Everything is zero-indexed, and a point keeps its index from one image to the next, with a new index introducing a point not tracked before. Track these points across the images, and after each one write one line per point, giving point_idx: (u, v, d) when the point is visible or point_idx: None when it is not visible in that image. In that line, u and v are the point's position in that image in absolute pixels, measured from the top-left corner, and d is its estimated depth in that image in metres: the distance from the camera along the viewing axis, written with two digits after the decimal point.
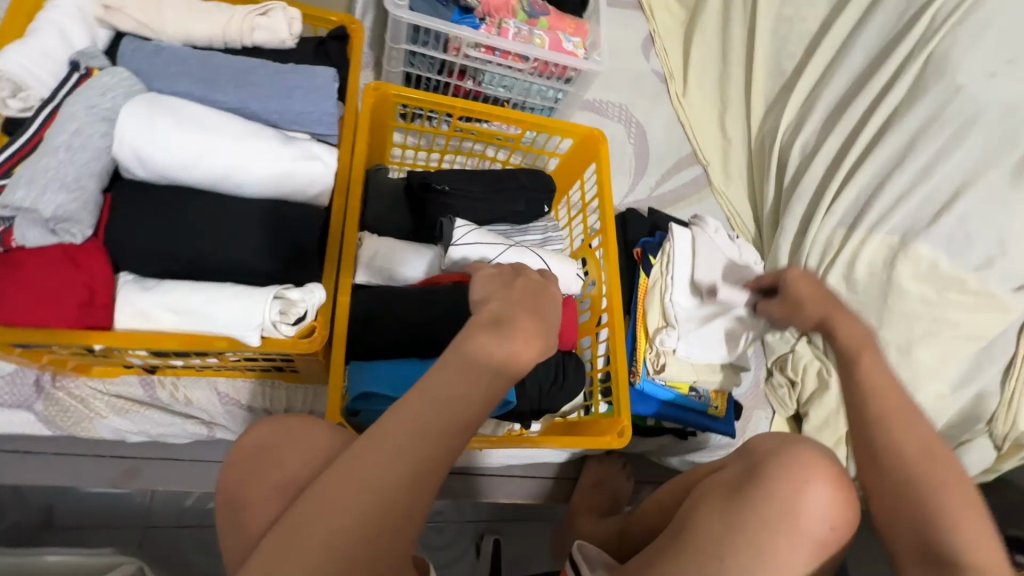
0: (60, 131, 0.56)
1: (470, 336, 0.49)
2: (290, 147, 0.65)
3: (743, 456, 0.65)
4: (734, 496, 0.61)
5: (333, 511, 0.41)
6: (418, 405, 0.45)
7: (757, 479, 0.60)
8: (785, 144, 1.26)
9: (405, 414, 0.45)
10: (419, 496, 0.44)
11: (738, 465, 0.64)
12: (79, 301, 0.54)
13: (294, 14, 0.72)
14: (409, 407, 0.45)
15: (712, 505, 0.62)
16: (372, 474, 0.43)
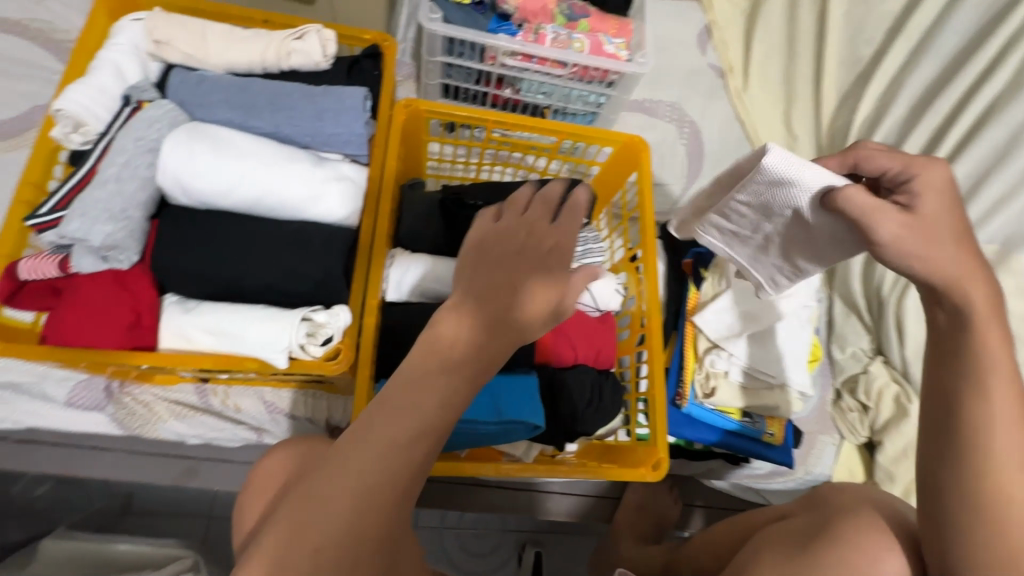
0: (111, 164, 0.60)
1: (439, 334, 0.45)
2: (322, 169, 0.67)
3: (812, 510, 0.66)
4: (799, 549, 0.61)
5: (282, 522, 0.41)
6: (375, 422, 0.43)
7: (826, 535, 0.61)
8: (860, 141, 1.14)
9: (362, 432, 0.43)
10: (378, 514, 0.42)
11: (805, 518, 0.64)
12: (126, 324, 0.59)
13: (328, 35, 0.73)
14: (367, 420, 0.43)
15: (776, 551, 0.62)
16: (326, 496, 0.41)
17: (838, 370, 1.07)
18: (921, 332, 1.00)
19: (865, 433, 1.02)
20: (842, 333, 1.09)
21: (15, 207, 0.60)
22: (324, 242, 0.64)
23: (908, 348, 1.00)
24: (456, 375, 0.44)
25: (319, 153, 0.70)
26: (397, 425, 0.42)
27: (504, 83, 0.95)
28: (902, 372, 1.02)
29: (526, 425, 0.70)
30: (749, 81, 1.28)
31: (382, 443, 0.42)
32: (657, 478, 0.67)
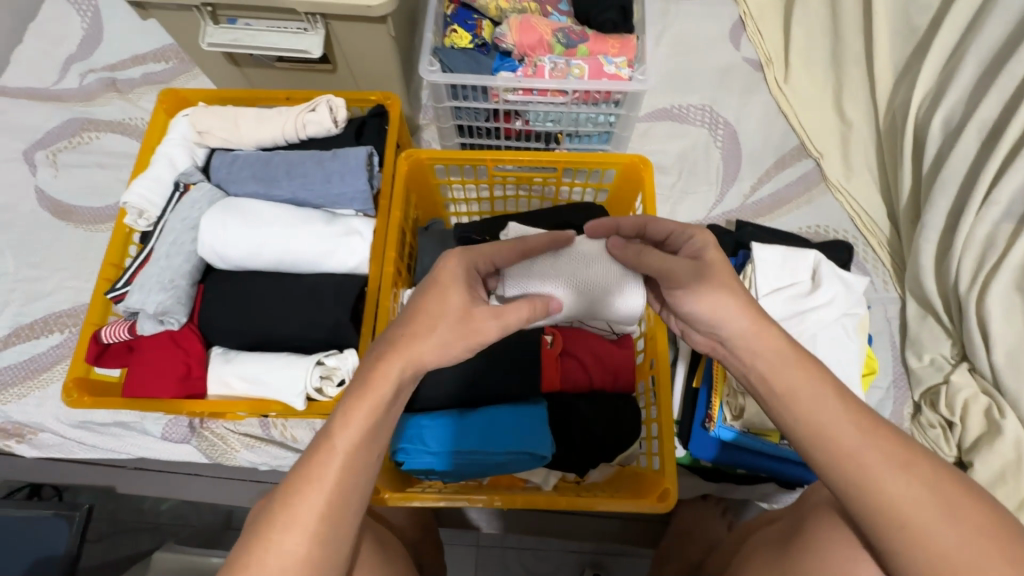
0: (163, 242, 0.73)
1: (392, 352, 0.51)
2: (333, 226, 0.75)
3: (795, 510, 0.68)
4: (780, 551, 0.64)
5: (281, 523, 0.47)
6: (335, 436, 0.49)
7: (802, 539, 0.63)
8: (921, 121, 1.02)
9: (323, 446, 0.50)
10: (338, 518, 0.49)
11: (787, 521, 0.67)
12: (179, 375, 0.70)
13: (337, 103, 0.81)
14: (324, 434, 0.50)
15: (763, 561, 0.66)
16: (295, 503, 0.48)
17: (914, 381, 0.95)
18: (1011, 334, 0.86)
19: (953, 453, 0.89)
20: (917, 339, 0.96)
21: (99, 283, 0.74)
22: (334, 293, 0.72)
23: (997, 354, 0.86)
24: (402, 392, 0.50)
25: (333, 210, 0.78)
26: (364, 426, 0.49)
27: (513, 116, 0.98)
28: (993, 382, 0.88)
29: (533, 454, 0.72)
30: (791, 71, 1.17)
31: (351, 446, 0.49)
32: (666, 509, 0.66)
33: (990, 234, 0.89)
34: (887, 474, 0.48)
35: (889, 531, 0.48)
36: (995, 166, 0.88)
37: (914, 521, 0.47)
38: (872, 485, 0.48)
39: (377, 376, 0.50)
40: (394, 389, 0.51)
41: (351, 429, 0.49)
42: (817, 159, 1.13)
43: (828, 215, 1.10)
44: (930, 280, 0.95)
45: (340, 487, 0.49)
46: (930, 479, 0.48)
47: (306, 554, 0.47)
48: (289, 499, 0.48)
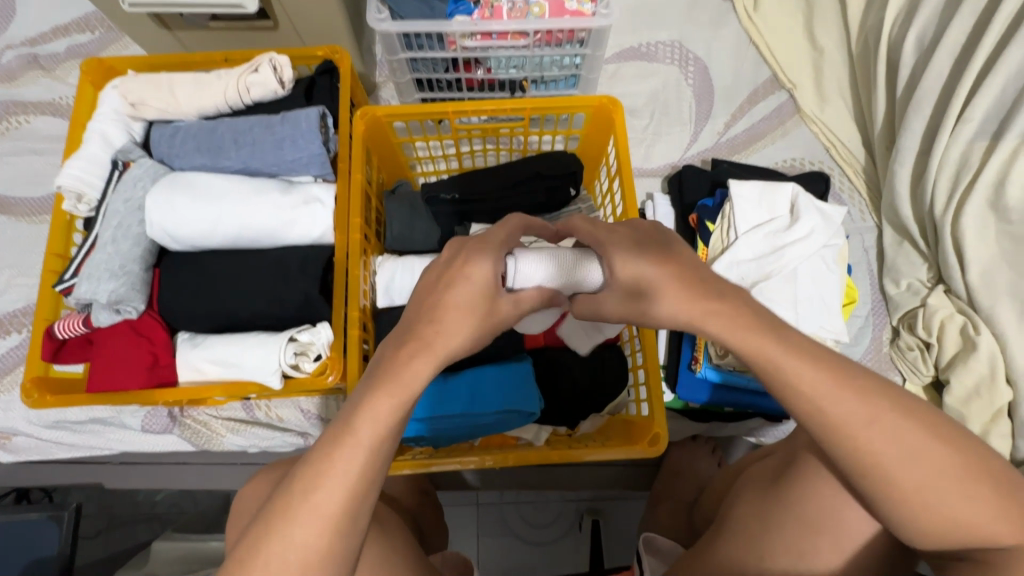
0: (107, 227, 0.68)
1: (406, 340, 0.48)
2: (290, 195, 0.70)
3: (789, 444, 0.66)
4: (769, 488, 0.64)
5: (300, 517, 0.44)
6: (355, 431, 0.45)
7: (796, 476, 0.60)
8: (895, 42, 0.99)
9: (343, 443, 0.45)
10: (359, 510, 0.45)
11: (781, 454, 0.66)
12: (146, 365, 0.66)
13: (280, 62, 0.75)
14: (342, 427, 0.46)
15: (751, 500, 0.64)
16: (315, 500, 0.44)
17: (892, 307, 0.96)
18: (986, 253, 0.86)
19: (930, 373, 0.91)
20: (893, 265, 0.97)
21: (45, 277, 0.70)
22: (300, 265, 0.68)
23: (972, 273, 0.87)
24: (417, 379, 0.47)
25: (290, 178, 0.74)
26: (388, 417, 0.46)
27: (473, 64, 0.92)
28: (968, 302, 0.88)
29: (522, 412, 0.71)
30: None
31: (376, 436, 0.45)
32: (658, 453, 0.66)
33: (966, 154, 0.88)
34: (856, 425, 0.44)
35: (857, 471, 0.45)
36: (968, 83, 0.86)
37: (891, 469, 0.44)
38: (844, 438, 0.44)
39: (403, 365, 0.46)
40: (425, 382, 0.47)
41: (376, 420, 0.45)
42: (791, 91, 1.10)
43: (802, 147, 1.08)
44: (905, 206, 0.95)
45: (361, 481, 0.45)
46: (910, 426, 0.44)
47: (324, 547, 0.44)
48: (308, 486, 0.45)
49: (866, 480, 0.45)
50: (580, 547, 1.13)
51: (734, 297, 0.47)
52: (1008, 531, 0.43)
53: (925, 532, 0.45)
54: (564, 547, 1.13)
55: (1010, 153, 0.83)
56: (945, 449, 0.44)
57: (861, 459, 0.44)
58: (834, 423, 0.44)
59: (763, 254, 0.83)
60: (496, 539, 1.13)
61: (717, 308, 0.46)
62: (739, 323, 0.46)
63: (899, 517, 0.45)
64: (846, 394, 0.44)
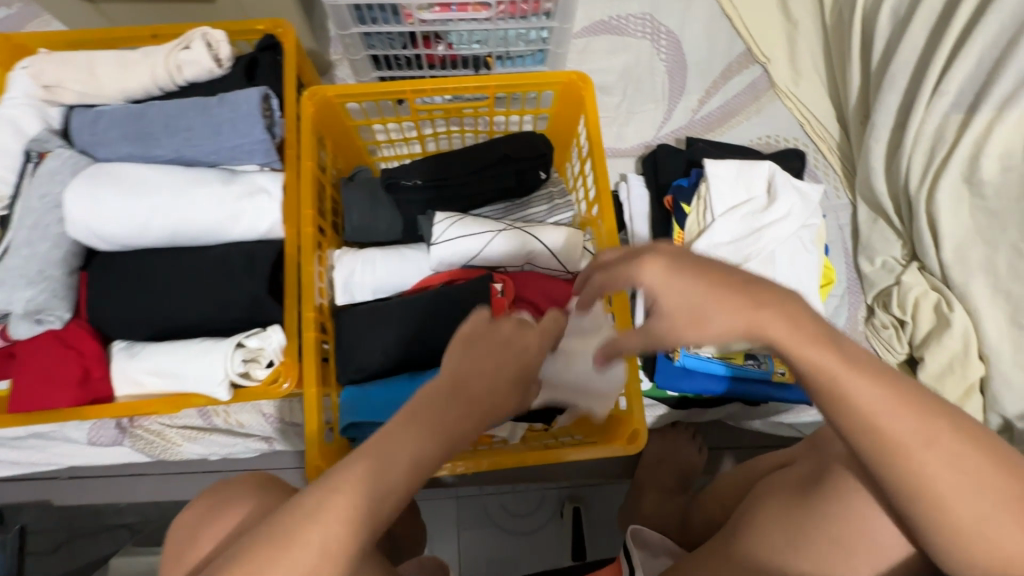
0: (22, 226, 0.61)
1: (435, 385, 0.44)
2: (232, 186, 0.64)
3: (817, 453, 0.58)
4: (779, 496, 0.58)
5: (286, 547, 0.39)
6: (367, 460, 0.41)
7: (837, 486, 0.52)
8: (870, 13, 0.96)
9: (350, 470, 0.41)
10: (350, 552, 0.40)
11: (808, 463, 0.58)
12: (74, 381, 0.60)
13: (215, 37, 0.67)
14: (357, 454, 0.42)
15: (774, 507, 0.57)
16: (307, 533, 0.39)
17: (867, 285, 0.94)
18: (960, 229, 0.85)
19: (904, 350, 0.90)
20: (868, 242, 0.95)
21: None
22: (246, 264, 0.62)
23: (945, 249, 0.86)
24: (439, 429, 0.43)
25: (232, 168, 0.67)
26: (407, 456, 0.41)
27: (433, 39, 0.85)
28: (941, 278, 0.88)
29: None
30: None
31: (387, 474, 0.41)
32: (636, 450, 0.64)
33: (941, 128, 0.86)
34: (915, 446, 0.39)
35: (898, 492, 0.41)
36: (944, 54, 0.84)
37: (946, 493, 0.39)
38: (897, 457, 0.39)
39: (430, 404, 0.43)
40: (454, 424, 0.44)
41: (393, 455, 0.41)
42: (765, 65, 1.07)
43: (778, 123, 1.05)
44: (881, 182, 0.93)
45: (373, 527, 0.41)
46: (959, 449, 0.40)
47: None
48: (320, 510, 0.39)
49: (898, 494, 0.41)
50: (562, 536, 1.11)
51: (779, 309, 0.41)
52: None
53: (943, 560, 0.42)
54: (546, 536, 1.12)
55: (985, 126, 0.81)
56: (1002, 471, 0.39)
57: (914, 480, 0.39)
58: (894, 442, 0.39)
59: (741, 237, 0.80)
60: (476, 533, 1.11)
61: (771, 318, 0.41)
62: (792, 337, 0.41)
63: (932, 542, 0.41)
64: (906, 415, 0.39)
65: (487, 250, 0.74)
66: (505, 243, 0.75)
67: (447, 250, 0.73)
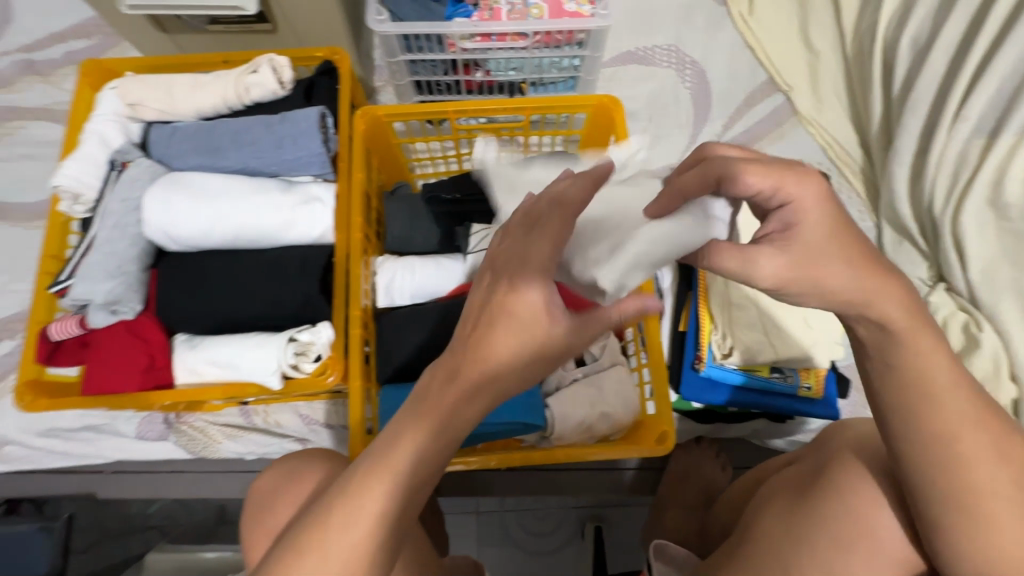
0: (104, 227, 0.67)
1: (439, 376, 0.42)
2: (290, 194, 0.70)
3: (817, 451, 0.61)
4: (801, 498, 0.57)
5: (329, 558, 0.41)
6: (376, 474, 0.42)
7: (826, 482, 0.56)
8: (889, 43, 1.00)
9: (368, 484, 0.42)
10: (389, 546, 0.42)
11: (809, 462, 0.60)
12: (142, 367, 0.66)
13: (280, 62, 0.74)
14: (369, 470, 0.42)
15: (824, 518, 0.54)
16: (343, 547, 0.41)
17: None
18: (986, 251, 0.86)
19: None
20: (894, 264, 0.96)
21: (40, 278, 0.69)
22: (299, 265, 0.68)
23: (973, 270, 0.86)
24: (439, 440, 0.42)
25: (290, 178, 0.73)
26: (423, 457, 0.42)
27: (472, 66, 0.92)
28: (969, 299, 0.87)
29: (528, 425, 0.69)
30: (755, 2, 1.12)
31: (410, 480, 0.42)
32: (665, 452, 0.66)
33: (964, 152, 0.89)
34: (990, 458, 0.45)
35: (958, 514, 0.45)
36: (964, 83, 0.88)
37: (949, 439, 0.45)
38: (917, 401, 0.46)
39: (436, 406, 0.41)
40: (462, 417, 0.42)
41: (409, 459, 0.41)
42: (787, 93, 1.11)
43: (801, 147, 1.08)
44: (905, 205, 0.94)
45: (379, 541, 0.42)
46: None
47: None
48: (334, 527, 0.41)
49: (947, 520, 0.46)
50: (580, 556, 1.11)
51: None
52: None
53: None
54: (566, 555, 1.11)
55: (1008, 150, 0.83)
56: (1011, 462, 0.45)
57: (930, 416, 0.46)
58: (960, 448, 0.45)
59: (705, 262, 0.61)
60: (497, 546, 1.12)
61: None
62: None
63: (968, 546, 0.45)
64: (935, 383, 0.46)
65: None
66: None
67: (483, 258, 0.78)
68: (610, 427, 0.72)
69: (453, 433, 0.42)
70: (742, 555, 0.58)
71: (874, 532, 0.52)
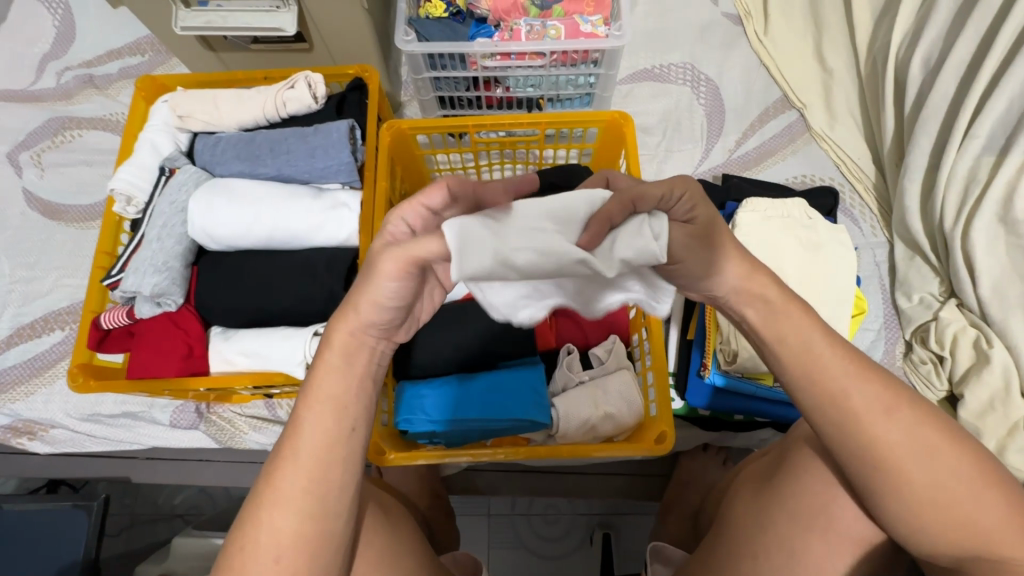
0: (153, 227, 0.74)
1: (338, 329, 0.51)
2: (320, 200, 0.75)
3: (782, 441, 0.63)
4: (768, 489, 0.60)
5: (272, 499, 0.48)
6: (300, 423, 0.50)
7: (787, 470, 0.58)
8: (902, 64, 1.02)
9: (293, 430, 0.50)
10: (324, 478, 0.49)
11: (774, 453, 0.62)
12: (181, 355, 0.71)
13: (315, 79, 0.81)
14: (292, 417, 0.50)
15: (797, 513, 0.56)
16: (283, 486, 0.48)
17: (904, 321, 0.95)
18: (996, 267, 0.87)
19: (944, 387, 0.89)
20: (905, 279, 0.97)
21: (95, 272, 0.76)
22: (326, 264, 0.73)
23: (983, 286, 0.87)
24: (343, 377, 0.51)
25: (320, 185, 0.79)
26: (329, 396, 0.50)
27: (493, 83, 0.97)
28: (980, 315, 0.88)
29: (534, 422, 0.73)
30: (770, 22, 1.15)
31: (321, 415, 0.50)
32: (664, 451, 0.69)
33: (975, 170, 0.90)
34: (877, 410, 0.47)
35: (868, 473, 0.48)
36: (974, 102, 0.89)
37: (869, 427, 0.47)
38: (840, 395, 0.48)
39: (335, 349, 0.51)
40: (357, 360, 0.51)
41: (316, 398, 0.50)
42: (800, 110, 1.13)
43: (814, 163, 1.10)
44: (916, 221, 0.96)
45: (316, 477, 0.49)
46: (914, 409, 0.47)
47: (303, 507, 0.48)
48: (275, 472, 0.49)
49: (870, 483, 0.48)
50: (588, 563, 1.13)
51: None
52: (1009, 530, 0.45)
53: (938, 546, 0.47)
54: (574, 561, 1.13)
55: (1018, 167, 0.84)
56: (952, 449, 0.46)
57: (848, 407, 0.47)
58: (851, 408, 0.47)
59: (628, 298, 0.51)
60: (506, 549, 1.14)
61: None
62: None
63: (927, 533, 0.47)
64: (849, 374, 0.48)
65: None
66: None
67: None
68: (613, 427, 0.74)
69: (352, 377, 0.51)
70: (720, 551, 0.60)
71: (839, 522, 0.54)
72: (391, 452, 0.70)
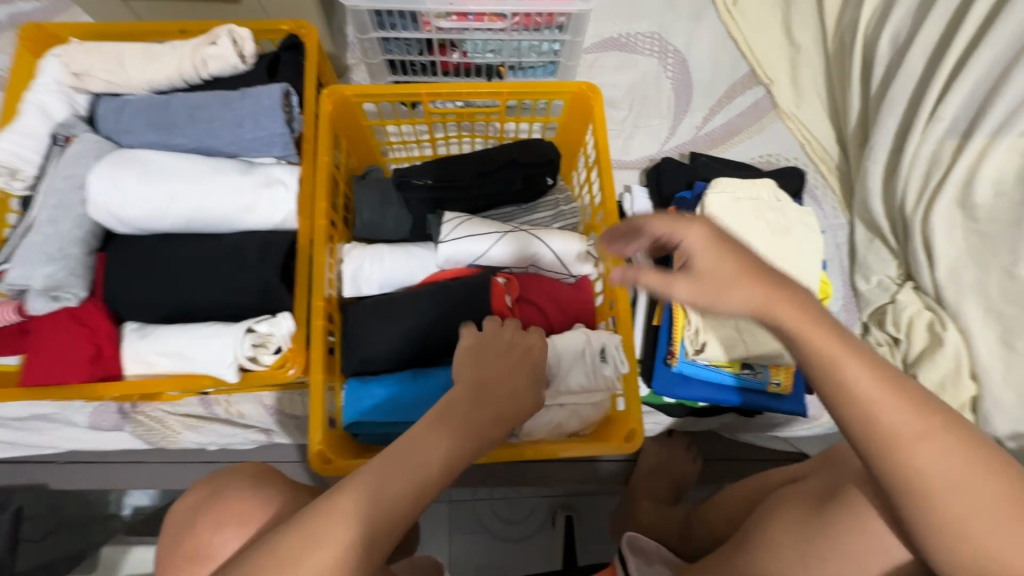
0: (45, 207, 0.63)
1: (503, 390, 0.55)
2: (250, 176, 0.66)
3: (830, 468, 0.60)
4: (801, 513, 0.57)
5: (371, 501, 0.44)
6: (441, 440, 0.49)
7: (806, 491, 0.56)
8: (870, 41, 1.00)
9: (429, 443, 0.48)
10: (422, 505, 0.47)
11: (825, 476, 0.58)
12: (87, 357, 0.61)
13: (241, 34, 0.70)
14: (431, 433, 0.49)
15: (799, 528, 0.56)
16: (396, 487, 0.45)
17: (863, 303, 0.96)
18: (953, 251, 0.87)
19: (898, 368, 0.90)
20: (864, 262, 0.97)
21: None
22: (259, 251, 0.64)
23: (940, 269, 0.88)
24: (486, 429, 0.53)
25: (251, 159, 0.69)
26: (476, 437, 0.51)
27: (449, 47, 0.88)
28: (935, 298, 0.89)
29: None
30: None
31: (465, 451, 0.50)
32: (633, 449, 0.66)
33: (937, 153, 0.90)
34: (905, 437, 0.41)
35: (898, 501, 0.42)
36: (939, 85, 0.88)
37: (905, 443, 0.41)
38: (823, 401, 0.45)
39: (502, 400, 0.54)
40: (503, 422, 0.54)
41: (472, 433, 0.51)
42: (767, 86, 1.10)
43: (779, 142, 1.07)
44: (877, 203, 0.96)
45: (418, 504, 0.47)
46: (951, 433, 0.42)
47: (384, 517, 0.44)
48: (375, 473, 0.46)
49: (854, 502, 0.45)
50: (552, 546, 1.11)
51: None
52: None
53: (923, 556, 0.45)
54: (537, 543, 1.12)
55: (978, 152, 0.85)
56: (978, 464, 0.41)
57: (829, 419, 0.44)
58: (883, 428, 0.42)
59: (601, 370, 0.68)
60: (469, 536, 1.11)
61: None
62: None
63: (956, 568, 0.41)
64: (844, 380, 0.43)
65: (492, 252, 0.74)
66: (514, 245, 0.75)
67: (455, 248, 0.74)
68: (580, 424, 0.70)
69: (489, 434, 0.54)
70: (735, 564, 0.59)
71: None
72: (338, 461, 0.62)
